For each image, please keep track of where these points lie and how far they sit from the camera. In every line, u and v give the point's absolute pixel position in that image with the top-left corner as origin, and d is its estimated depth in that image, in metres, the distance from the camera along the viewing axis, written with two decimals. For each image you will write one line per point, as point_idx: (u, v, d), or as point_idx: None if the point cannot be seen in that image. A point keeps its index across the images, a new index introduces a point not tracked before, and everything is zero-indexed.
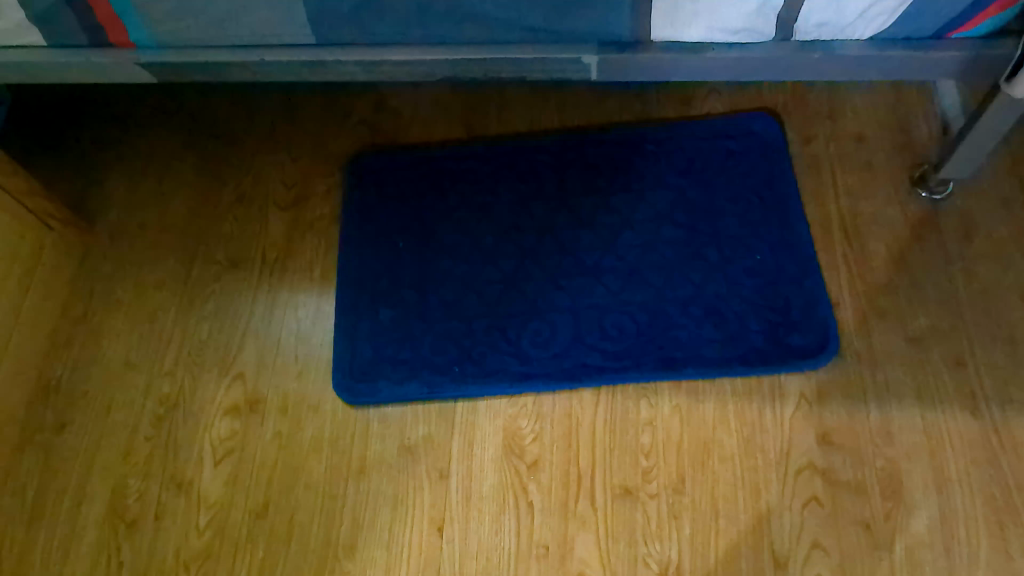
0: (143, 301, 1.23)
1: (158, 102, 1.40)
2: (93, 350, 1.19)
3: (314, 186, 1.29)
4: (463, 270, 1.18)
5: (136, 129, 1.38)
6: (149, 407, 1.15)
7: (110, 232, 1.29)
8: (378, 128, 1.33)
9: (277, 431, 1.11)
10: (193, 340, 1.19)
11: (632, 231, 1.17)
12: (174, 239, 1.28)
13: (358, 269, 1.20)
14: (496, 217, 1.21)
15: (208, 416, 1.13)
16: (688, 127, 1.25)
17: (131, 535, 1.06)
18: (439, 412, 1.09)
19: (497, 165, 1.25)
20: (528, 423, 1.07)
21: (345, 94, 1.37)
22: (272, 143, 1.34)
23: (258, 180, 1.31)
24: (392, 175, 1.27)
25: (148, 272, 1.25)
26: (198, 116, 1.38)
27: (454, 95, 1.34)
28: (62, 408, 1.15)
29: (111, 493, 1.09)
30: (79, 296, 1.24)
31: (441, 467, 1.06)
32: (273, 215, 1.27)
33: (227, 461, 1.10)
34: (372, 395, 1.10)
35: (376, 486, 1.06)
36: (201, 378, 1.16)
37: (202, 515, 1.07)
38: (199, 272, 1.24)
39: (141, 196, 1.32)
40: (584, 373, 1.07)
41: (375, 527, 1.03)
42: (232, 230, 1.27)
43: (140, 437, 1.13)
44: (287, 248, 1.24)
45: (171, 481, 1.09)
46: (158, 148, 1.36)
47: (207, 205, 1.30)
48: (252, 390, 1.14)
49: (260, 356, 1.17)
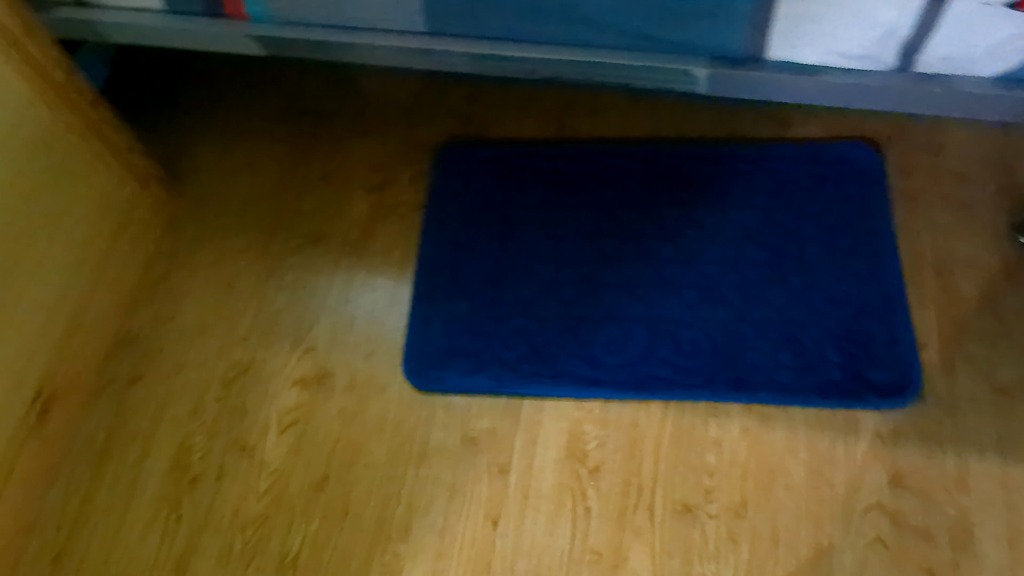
0: (223, 267, 1.26)
1: (255, 75, 1.44)
2: (171, 309, 1.24)
3: (401, 171, 1.30)
4: (541, 270, 1.18)
5: (230, 98, 1.42)
6: (220, 370, 1.19)
7: (197, 197, 1.33)
8: (468, 120, 1.33)
9: (342, 407, 1.14)
10: (270, 311, 1.22)
11: (715, 247, 1.16)
12: (260, 209, 1.31)
13: (437, 257, 1.21)
14: (579, 219, 1.21)
15: (277, 386, 1.16)
16: (782, 148, 1.23)
17: (193, 491, 1.11)
18: (505, 407, 1.10)
19: (584, 168, 1.25)
20: (593, 428, 1.07)
21: (439, 82, 1.38)
22: (363, 123, 1.36)
23: (345, 159, 1.33)
24: (479, 167, 1.28)
25: (231, 239, 1.29)
26: (293, 92, 1.41)
27: (548, 94, 1.34)
28: (136, 361, 1.21)
29: (176, 449, 1.14)
30: (162, 256, 1.28)
31: (502, 463, 1.07)
32: (357, 196, 1.29)
33: (291, 431, 1.13)
34: (442, 382, 1.12)
35: (435, 474, 1.08)
36: (274, 347, 1.19)
37: (262, 480, 1.11)
38: (280, 244, 1.27)
39: (230, 164, 1.35)
40: (654, 385, 1.07)
41: (430, 513, 1.06)
42: (316, 206, 1.29)
43: (209, 398, 1.17)
44: (368, 229, 1.26)
45: (235, 445, 1.13)
46: (251, 118, 1.39)
47: (293, 178, 1.32)
48: (322, 365, 1.17)
49: (333, 332, 1.19)
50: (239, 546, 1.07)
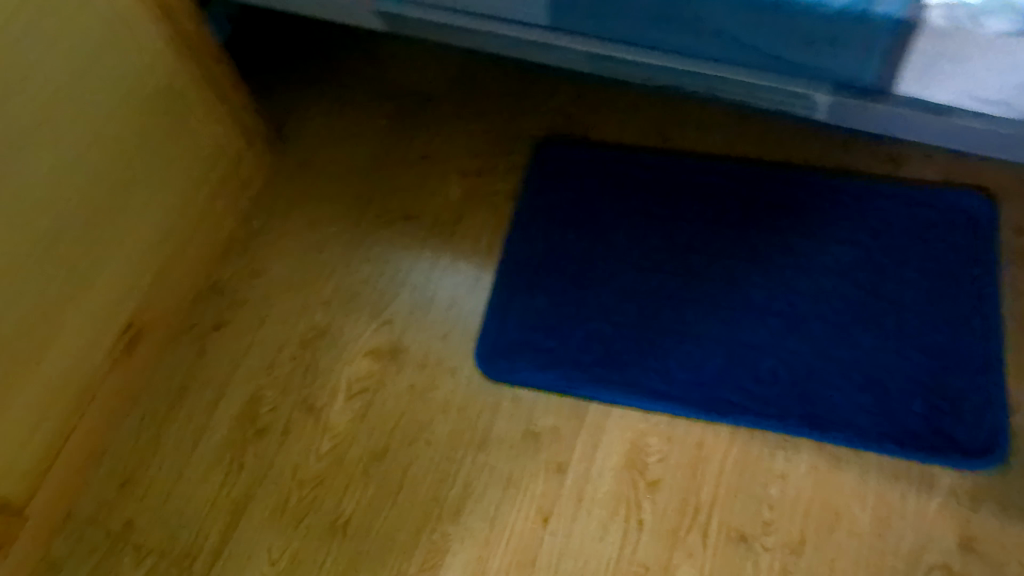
0: (314, 231, 1.30)
1: (368, 48, 1.46)
2: (261, 265, 1.28)
3: (499, 161, 1.31)
4: (625, 277, 1.17)
5: (342, 67, 1.45)
6: (299, 329, 1.22)
7: (298, 160, 1.37)
8: (571, 119, 1.33)
9: (411, 383, 1.16)
10: (353, 280, 1.25)
11: (807, 278, 1.14)
12: (357, 180, 1.33)
13: (523, 250, 1.22)
14: (670, 231, 1.20)
15: (351, 353, 1.19)
16: (892, 187, 1.19)
17: (258, 441, 1.15)
18: (571, 407, 1.10)
19: (681, 181, 1.24)
20: (656, 441, 1.06)
21: (547, 78, 1.38)
22: (468, 109, 1.38)
23: (446, 143, 1.35)
24: (576, 167, 1.28)
25: (326, 206, 1.32)
26: (403, 69, 1.43)
27: (655, 102, 1.33)
28: (221, 310, 1.25)
29: (248, 399, 1.18)
30: (259, 213, 1.33)
31: (560, 462, 1.07)
32: (452, 180, 1.31)
33: (358, 399, 1.16)
34: (511, 374, 1.13)
35: (493, 462, 1.09)
36: (354, 316, 1.22)
37: (325, 441, 1.14)
38: (372, 217, 1.30)
39: (334, 132, 1.38)
40: (725, 409, 1.06)
41: (483, 500, 1.07)
42: (412, 185, 1.32)
43: (284, 355, 1.21)
44: (459, 213, 1.28)
45: (304, 404, 1.17)
46: (360, 89, 1.42)
47: (393, 154, 1.35)
48: (397, 339, 1.19)
49: (412, 309, 1.21)
50: (294, 502, 1.11)
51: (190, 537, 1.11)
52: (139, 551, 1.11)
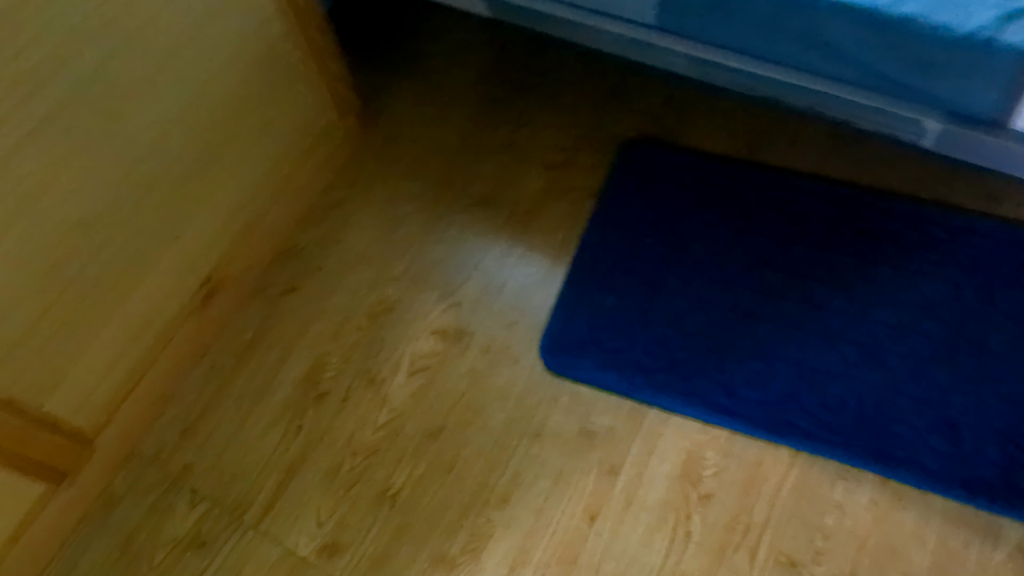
0: (394, 207, 1.32)
1: (463, 30, 1.47)
2: (338, 235, 1.31)
3: (583, 156, 1.31)
4: (699, 286, 1.16)
5: (436, 46, 1.45)
6: (369, 301, 1.24)
7: (386, 135, 1.38)
8: (661, 121, 1.32)
9: (472, 367, 1.17)
10: (427, 258, 1.26)
11: (889, 308, 1.11)
12: (440, 160, 1.35)
13: (598, 247, 1.22)
14: (750, 245, 1.18)
15: (417, 330, 1.21)
16: (990, 224, 1.15)
17: (318, 405, 1.18)
18: (630, 411, 1.10)
19: (767, 196, 1.22)
20: (713, 455, 1.06)
21: (641, 77, 1.37)
22: (557, 101, 1.37)
23: (532, 133, 1.35)
24: (660, 170, 1.27)
25: (407, 183, 1.33)
26: (496, 53, 1.43)
27: (748, 112, 1.31)
28: (295, 274, 1.28)
29: (312, 363, 1.21)
30: (342, 183, 1.35)
31: (613, 463, 1.07)
32: (534, 171, 1.31)
33: (419, 375, 1.17)
34: (573, 369, 1.12)
35: (545, 455, 1.09)
36: (423, 293, 1.23)
37: (382, 414, 1.16)
38: (451, 199, 1.31)
39: (422, 110, 1.40)
40: (789, 431, 1.04)
41: (531, 491, 1.08)
42: (494, 171, 1.32)
43: (352, 324, 1.23)
44: (538, 205, 1.28)
45: (365, 374, 1.19)
46: (453, 70, 1.43)
47: (478, 139, 1.36)
48: (463, 321, 1.20)
49: (480, 294, 1.22)
50: (347, 468, 1.13)
51: (243, 489, 1.14)
52: (195, 496, 1.15)
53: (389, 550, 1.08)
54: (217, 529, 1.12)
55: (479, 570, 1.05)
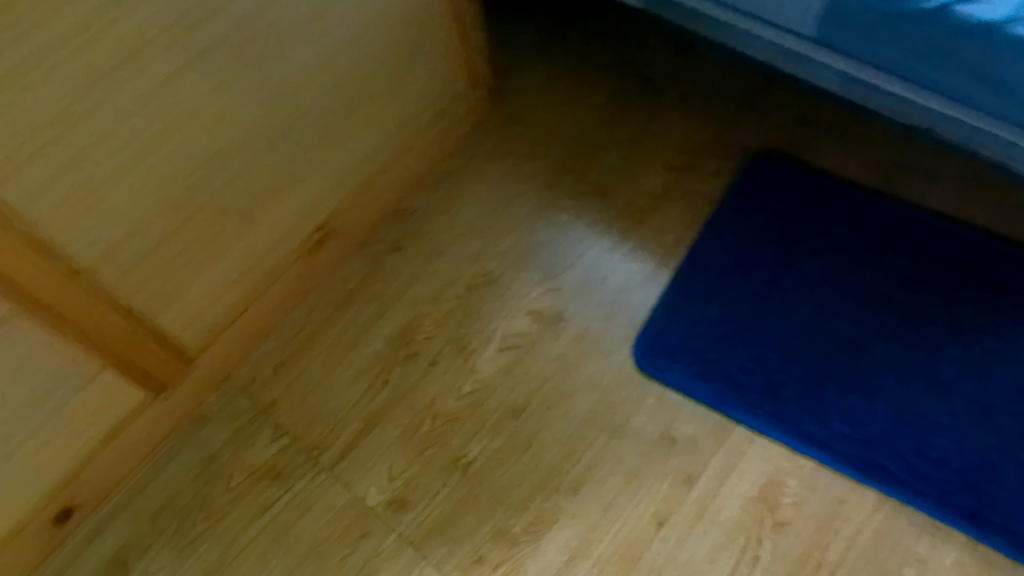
0: (509, 184, 1.33)
1: (604, 19, 1.46)
2: (450, 203, 1.33)
3: (706, 162, 1.29)
4: (808, 312, 1.14)
5: (574, 31, 1.45)
6: (471, 271, 1.26)
7: (511, 112, 1.39)
8: (792, 138, 1.29)
9: (563, 353, 1.17)
10: (533, 239, 1.27)
11: (1008, 367, 1.06)
12: (561, 144, 1.35)
13: (709, 256, 1.20)
14: (869, 279, 1.15)
15: (514, 308, 1.22)
16: None
17: (406, 364, 1.21)
18: (716, 424, 1.09)
19: (893, 231, 1.18)
20: (795, 484, 1.04)
21: (778, 91, 1.34)
22: (688, 102, 1.35)
23: (658, 131, 1.33)
24: (784, 187, 1.24)
25: (526, 162, 1.34)
26: (633, 46, 1.42)
27: (886, 142, 1.26)
28: (403, 234, 1.31)
29: (407, 323, 1.23)
30: (461, 153, 1.37)
31: (690, 473, 1.07)
32: (655, 169, 1.30)
33: (509, 352, 1.19)
34: (666, 374, 1.12)
35: (622, 452, 1.09)
36: (526, 273, 1.24)
37: (467, 383, 1.18)
38: (567, 184, 1.31)
39: (551, 93, 1.40)
40: (880, 475, 1.02)
41: (603, 486, 1.08)
42: (614, 163, 1.32)
43: (451, 292, 1.25)
44: (654, 204, 1.27)
45: (456, 343, 1.21)
46: (588, 57, 1.42)
47: (602, 129, 1.35)
48: (561, 306, 1.21)
49: (582, 282, 1.22)
50: (425, 430, 1.15)
51: (323, 431, 1.18)
52: (277, 430, 1.19)
53: (454, 516, 1.10)
54: (294, 465, 1.16)
55: (539, 553, 1.06)
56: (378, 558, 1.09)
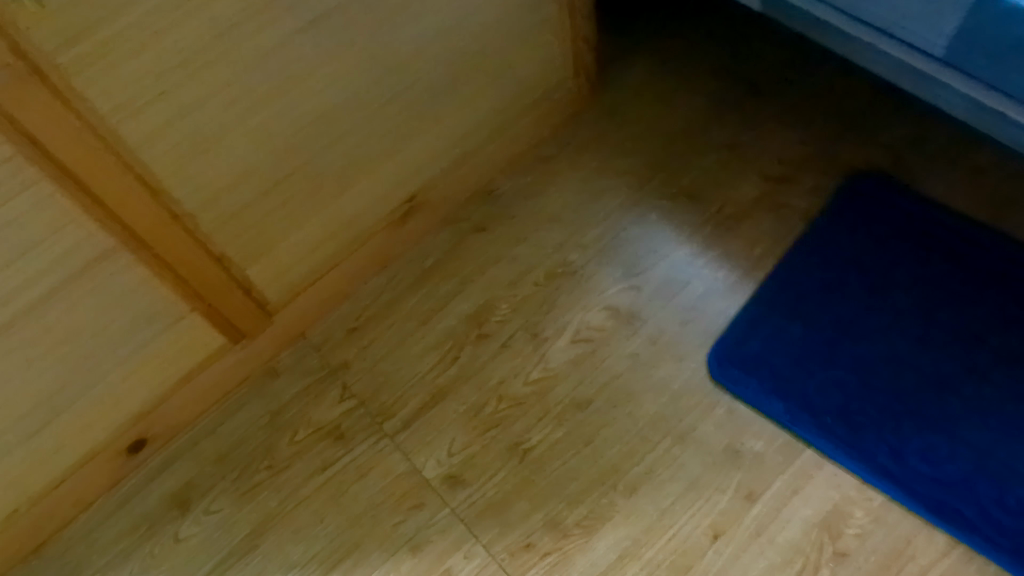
0: (599, 177, 1.32)
1: (714, 20, 1.43)
2: (539, 189, 1.33)
3: (805, 176, 1.26)
4: (895, 342, 1.11)
5: (683, 30, 1.43)
6: (552, 260, 1.26)
7: (610, 105, 1.38)
8: (899, 161, 1.24)
9: (635, 352, 1.17)
10: (618, 234, 1.26)
11: None
12: (657, 142, 1.33)
13: (797, 272, 1.18)
14: (965, 315, 1.11)
15: (591, 301, 1.21)
16: None
17: (478, 344, 1.21)
18: (785, 443, 1.08)
19: (998, 269, 1.13)
20: (861, 515, 1.02)
21: (889, 110, 1.29)
22: (793, 114, 1.32)
23: (759, 139, 1.31)
24: (884, 211, 1.20)
25: (619, 157, 1.33)
26: (742, 51, 1.39)
27: (999, 175, 1.21)
28: (488, 215, 1.31)
29: (483, 303, 1.24)
30: (555, 141, 1.37)
31: (752, 489, 1.05)
32: (750, 178, 1.27)
33: (581, 345, 1.19)
34: (739, 387, 1.11)
35: (685, 459, 1.08)
36: (607, 267, 1.24)
37: (536, 370, 1.18)
38: (659, 183, 1.30)
39: (652, 90, 1.38)
40: (952, 518, 0.99)
41: (661, 490, 1.07)
42: (709, 168, 1.30)
43: (530, 278, 1.25)
44: (746, 213, 1.25)
45: (530, 329, 1.21)
46: (694, 58, 1.40)
47: (701, 131, 1.33)
48: (639, 306, 1.20)
49: (663, 284, 1.21)
50: (489, 411, 1.16)
51: (389, 399, 1.20)
52: (344, 391, 1.21)
53: (508, 500, 1.10)
54: (357, 428, 1.18)
55: (589, 547, 1.06)
56: (429, 529, 1.10)
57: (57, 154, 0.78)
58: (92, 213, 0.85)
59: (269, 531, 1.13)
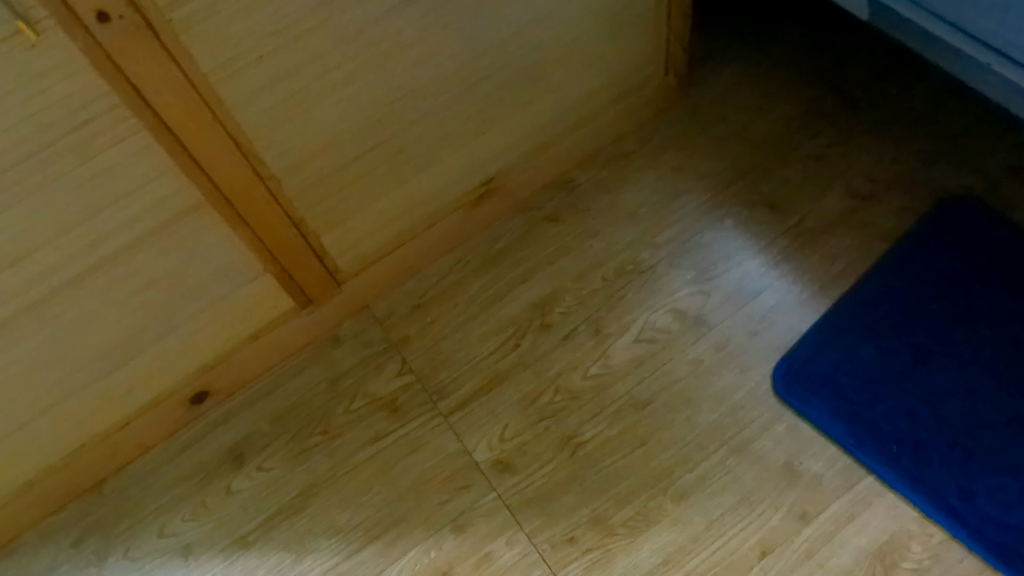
0: (678, 177, 1.30)
1: (812, 29, 1.40)
2: (615, 184, 1.32)
3: (893, 196, 1.22)
4: (973, 376, 1.06)
5: (778, 37, 1.40)
6: (622, 257, 1.25)
7: (695, 106, 1.36)
8: (995, 190, 1.19)
9: (698, 358, 1.15)
10: (693, 237, 1.24)
11: None
12: (741, 148, 1.30)
13: (875, 294, 1.14)
14: None
15: (658, 302, 1.20)
16: None
17: (540, 333, 1.21)
18: (845, 467, 1.05)
19: None
20: (919, 550, 0.99)
21: (990, 137, 1.24)
22: (886, 131, 1.28)
23: (848, 154, 1.27)
24: (974, 240, 1.15)
25: (701, 159, 1.31)
26: (838, 62, 1.35)
27: None
28: (562, 206, 1.31)
29: (549, 293, 1.24)
30: (636, 138, 1.35)
31: (806, 510, 1.03)
32: (835, 193, 1.24)
33: (644, 345, 1.17)
34: (803, 404, 1.09)
35: (739, 472, 1.07)
36: (677, 269, 1.22)
37: (595, 365, 1.17)
38: (739, 190, 1.27)
39: (741, 94, 1.35)
40: (1016, 564, 0.96)
41: (712, 500, 1.06)
42: (793, 178, 1.26)
43: (598, 273, 1.24)
44: (827, 228, 1.21)
45: (593, 324, 1.20)
46: (788, 66, 1.37)
47: (788, 141, 1.30)
48: (707, 311, 1.18)
49: (734, 292, 1.19)
50: (545, 401, 1.16)
51: (446, 378, 1.21)
52: (404, 366, 1.23)
53: (556, 491, 1.10)
54: (413, 403, 1.20)
55: (632, 548, 1.05)
56: (474, 511, 1.11)
57: (159, 107, 0.80)
58: (185, 166, 0.87)
59: (318, 493, 1.15)
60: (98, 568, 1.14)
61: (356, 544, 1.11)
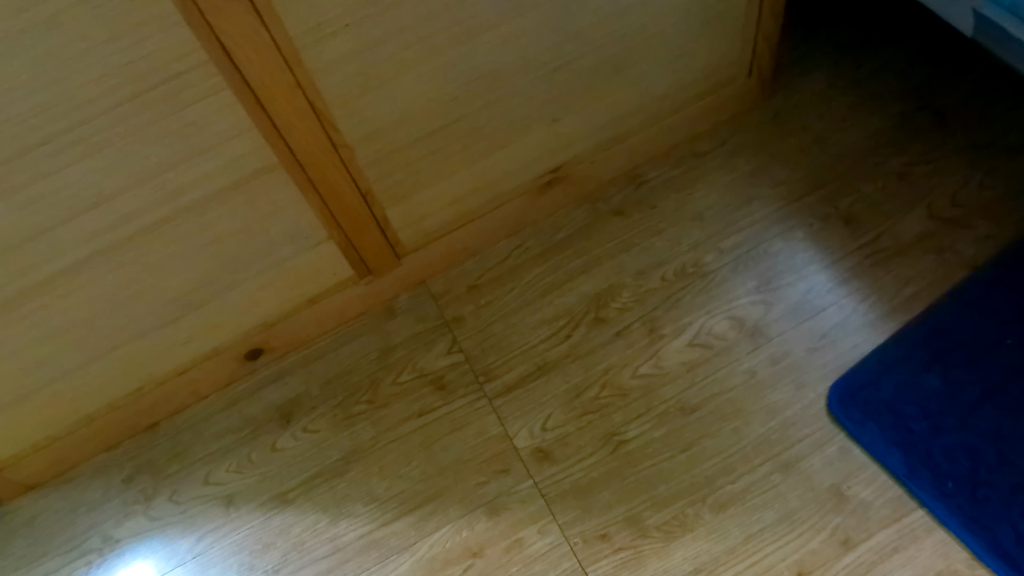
0: (751, 182, 1.27)
1: (909, 42, 1.34)
2: (685, 184, 1.29)
3: (976, 224, 1.17)
4: None
5: (873, 48, 1.35)
6: (684, 258, 1.23)
7: (777, 112, 1.32)
8: None
9: (753, 369, 1.12)
10: (760, 245, 1.21)
11: None
12: (821, 159, 1.26)
13: (946, 324, 1.10)
14: None
15: (717, 307, 1.18)
16: None
17: (593, 327, 1.20)
18: (895, 498, 1.01)
19: None
20: None
21: None
22: (977, 155, 1.22)
23: (933, 175, 1.22)
24: None
25: (777, 166, 1.27)
26: (933, 79, 1.30)
27: None
28: (628, 201, 1.29)
29: (606, 287, 1.23)
30: (712, 138, 1.32)
31: (849, 536, 1.00)
32: (915, 214, 1.19)
33: (699, 349, 1.15)
34: (858, 428, 1.05)
35: (783, 489, 1.04)
36: (740, 276, 1.19)
37: (645, 365, 1.16)
38: (814, 201, 1.23)
39: (826, 103, 1.31)
40: None
41: (752, 515, 1.04)
42: (872, 195, 1.22)
43: (659, 272, 1.22)
44: (902, 250, 1.17)
45: (648, 322, 1.19)
46: (879, 78, 1.32)
47: (871, 155, 1.25)
48: (766, 322, 1.15)
49: (797, 305, 1.16)
50: (590, 394, 1.15)
51: (495, 361, 1.21)
52: (454, 345, 1.23)
53: (593, 486, 1.09)
54: (459, 382, 1.20)
55: (665, 553, 1.04)
56: (509, 497, 1.11)
57: (244, 66, 0.82)
58: (262, 127, 0.88)
59: (359, 460, 1.17)
60: (145, 506, 1.19)
61: (391, 514, 1.13)
